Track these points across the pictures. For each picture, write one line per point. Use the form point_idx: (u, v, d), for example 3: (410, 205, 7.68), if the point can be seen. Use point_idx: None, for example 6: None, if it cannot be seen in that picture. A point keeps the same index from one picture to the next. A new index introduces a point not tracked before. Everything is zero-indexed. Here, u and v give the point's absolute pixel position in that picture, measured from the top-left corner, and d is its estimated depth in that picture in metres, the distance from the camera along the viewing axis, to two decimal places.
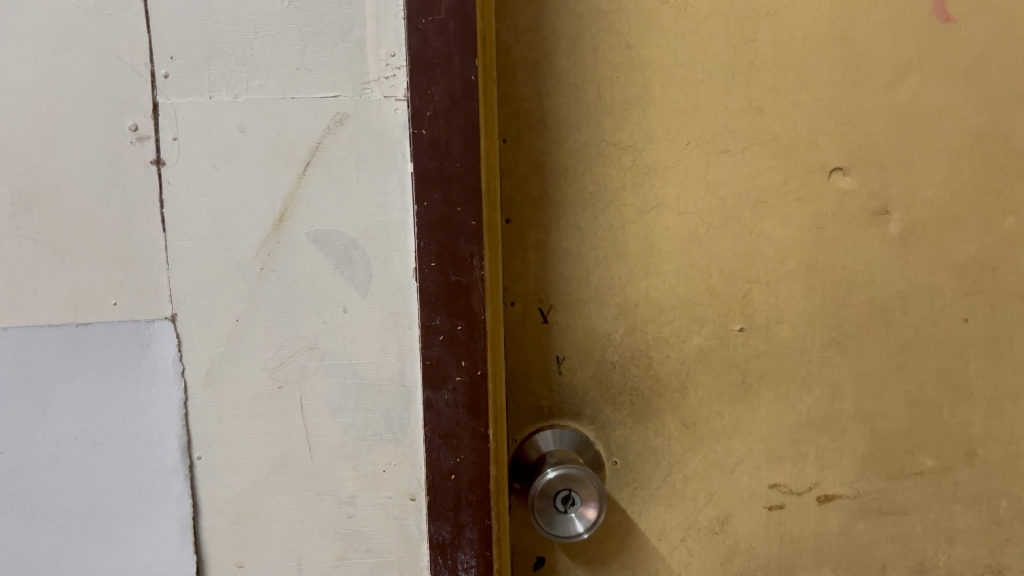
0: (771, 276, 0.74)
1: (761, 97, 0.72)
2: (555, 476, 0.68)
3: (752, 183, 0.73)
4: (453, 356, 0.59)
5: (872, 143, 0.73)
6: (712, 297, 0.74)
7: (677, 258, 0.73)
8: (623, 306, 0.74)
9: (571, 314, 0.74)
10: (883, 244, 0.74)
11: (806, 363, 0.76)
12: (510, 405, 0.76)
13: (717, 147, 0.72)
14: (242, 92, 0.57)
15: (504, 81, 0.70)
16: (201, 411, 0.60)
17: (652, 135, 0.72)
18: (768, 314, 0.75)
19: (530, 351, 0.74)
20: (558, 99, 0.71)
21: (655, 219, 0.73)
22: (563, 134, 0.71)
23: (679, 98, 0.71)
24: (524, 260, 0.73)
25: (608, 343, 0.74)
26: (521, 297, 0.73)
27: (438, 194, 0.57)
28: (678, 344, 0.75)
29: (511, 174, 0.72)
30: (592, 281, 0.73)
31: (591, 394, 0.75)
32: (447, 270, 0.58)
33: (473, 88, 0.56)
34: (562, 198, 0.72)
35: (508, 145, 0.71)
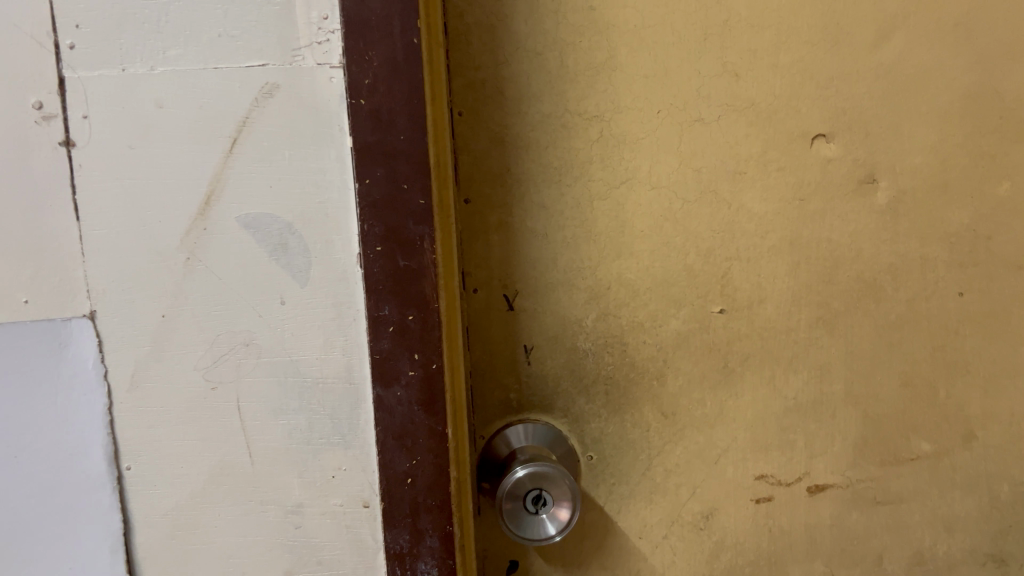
0: (752, 253, 0.69)
1: (736, 60, 0.67)
2: (524, 474, 0.63)
3: (729, 153, 0.68)
4: (406, 348, 0.54)
5: (857, 107, 0.68)
6: (690, 278, 0.69)
7: (650, 236, 0.68)
8: (594, 290, 0.68)
9: (538, 299, 0.68)
10: (871, 216, 0.69)
11: (791, 345, 0.70)
12: (474, 402, 0.70)
13: (690, 116, 0.67)
14: (158, 63, 0.51)
15: (456, 48, 0.64)
16: (128, 418, 0.55)
17: (619, 105, 0.67)
18: (750, 293, 0.70)
19: (495, 342, 0.68)
20: (517, 68, 0.65)
21: (625, 195, 0.68)
22: (523, 104, 0.66)
23: (648, 64, 0.66)
24: (486, 243, 0.67)
25: (579, 330, 0.69)
26: (484, 283, 0.67)
27: (381, 170, 0.52)
28: (655, 329, 0.69)
29: (468, 150, 0.66)
30: (559, 263, 0.68)
31: (563, 385, 0.69)
32: (395, 255, 0.53)
33: (417, 52, 0.51)
34: (524, 175, 0.66)
35: (464, 118, 0.65)
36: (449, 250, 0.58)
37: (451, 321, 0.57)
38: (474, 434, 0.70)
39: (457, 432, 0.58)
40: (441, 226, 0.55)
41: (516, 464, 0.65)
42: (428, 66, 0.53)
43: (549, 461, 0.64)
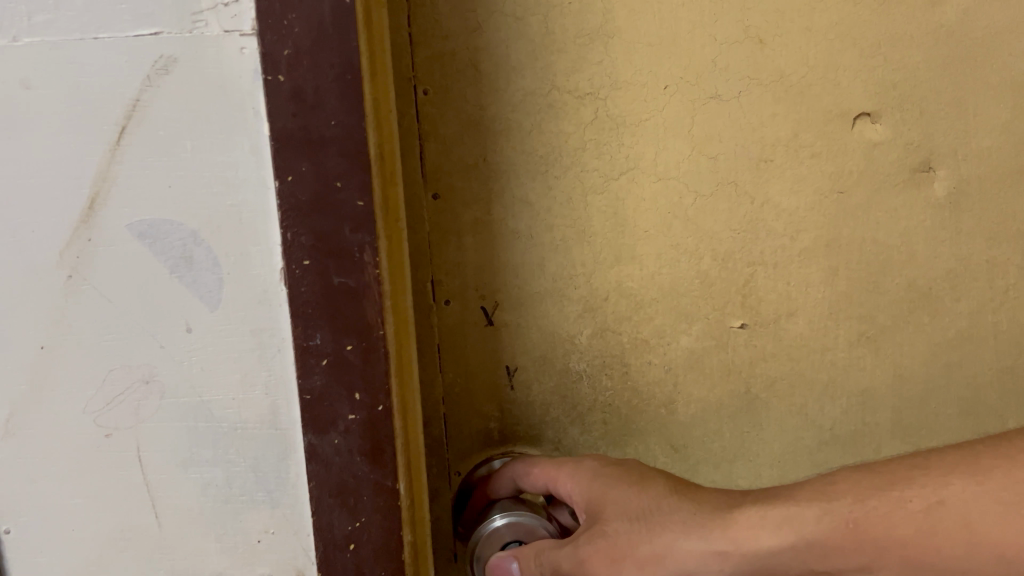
0: (780, 258, 0.57)
1: (759, 23, 0.55)
2: (502, 525, 0.54)
3: (752, 136, 0.56)
4: (345, 386, 0.43)
5: (910, 78, 0.56)
6: (704, 287, 0.58)
7: (655, 237, 0.57)
8: (589, 301, 0.57)
9: (522, 312, 0.57)
10: (927, 210, 0.57)
11: (829, 365, 0.59)
12: (449, 433, 0.59)
13: (705, 92, 0.56)
14: (22, 31, 0.40)
15: (420, 13, 0.53)
16: (6, 471, 0.45)
17: (618, 79, 0.55)
18: (777, 305, 0.58)
19: (471, 362, 0.58)
20: (494, 36, 0.54)
21: (625, 188, 0.56)
22: (501, 80, 0.54)
23: (651, 30, 0.55)
24: (458, 247, 0.56)
25: (572, 347, 0.58)
26: (457, 292, 0.57)
27: (308, 164, 0.40)
28: (663, 347, 0.58)
29: (436, 135, 0.55)
30: (547, 270, 0.57)
31: (552, 413, 0.59)
32: (327, 269, 0.41)
33: (348, 11, 0.39)
34: (504, 166, 0.55)
35: (432, 97, 0.54)
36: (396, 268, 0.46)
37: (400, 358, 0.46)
38: (450, 471, 0.60)
39: (410, 483, 0.47)
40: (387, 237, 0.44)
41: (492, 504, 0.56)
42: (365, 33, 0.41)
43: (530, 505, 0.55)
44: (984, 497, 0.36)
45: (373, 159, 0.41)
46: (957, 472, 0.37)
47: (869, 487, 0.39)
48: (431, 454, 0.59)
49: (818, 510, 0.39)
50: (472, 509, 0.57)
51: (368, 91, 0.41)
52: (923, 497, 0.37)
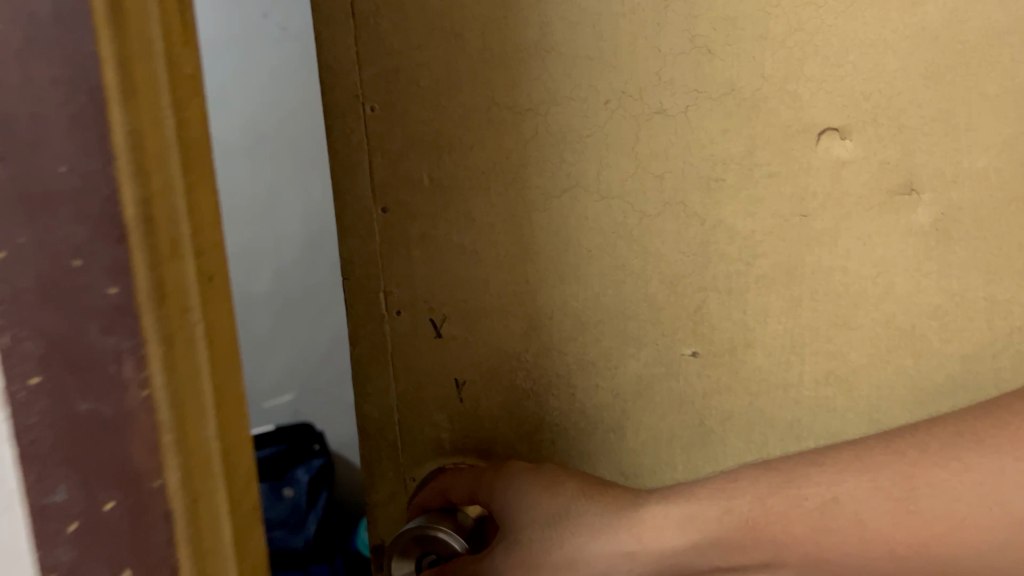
0: (735, 284, 0.51)
1: (708, 31, 0.47)
2: (415, 527, 0.52)
3: (701, 155, 0.49)
4: (106, 564, 0.27)
5: (884, 87, 0.46)
6: (652, 312, 0.53)
7: (598, 259, 0.52)
8: (533, 320, 0.55)
9: (471, 327, 0.56)
10: (905, 240, 0.48)
11: (779, 408, 0.53)
12: (403, 435, 0.59)
13: (647, 107, 0.48)
14: None
15: (362, 31, 0.51)
16: None
17: (557, 95, 0.50)
18: (733, 335, 0.52)
19: (422, 372, 0.58)
20: (432, 53, 0.50)
21: (566, 208, 0.52)
22: (440, 96, 0.51)
23: (587, 40, 0.48)
24: (405, 258, 0.55)
25: (518, 365, 0.56)
26: (406, 304, 0.56)
27: (29, 232, 0.25)
28: (609, 371, 0.55)
29: (383, 151, 0.53)
30: (492, 288, 0.54)
31: (501, 429, 0.58)
32: (67, 391, 0.26)
33: (81, 12, 0.25)
34: (445, 181, 0.53)
35: (378, 115, 0.52)
36: (240, 356, 0.34)
37: (232, 455, 0.33)
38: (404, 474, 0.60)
39: None
40: (207, 320, 0.31)
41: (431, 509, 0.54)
42: (119, 28, 0.26)
43: (457, 521, 0.52)
44: (870, 497, 0.42)
45: (179, 232, 0.29)
46: (848, 472, 0.44)
47: (773, 485, 0.45)
48: (388, 458, 0.60)
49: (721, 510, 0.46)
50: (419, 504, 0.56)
51: (122, 126, 0.26)
52: (818, 495, 0.44)
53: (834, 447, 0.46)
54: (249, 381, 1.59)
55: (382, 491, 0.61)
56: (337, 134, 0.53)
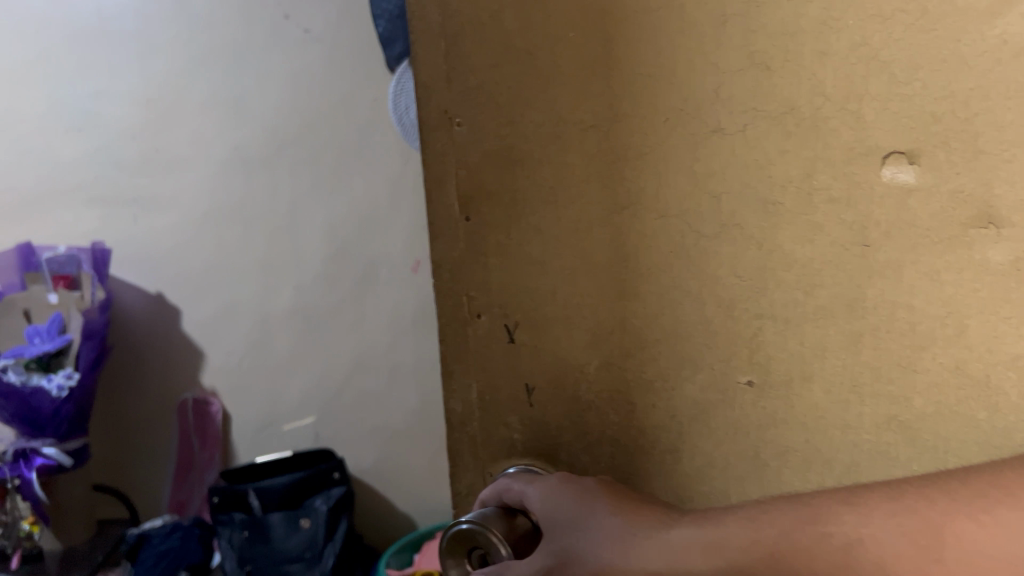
0: (789, 311, 0.46)
1: (767, 47, 0.45)
2: (470, 525, 0.53)
3: (759, 175, 0.46)
4: None
5: (958, 108, 0.40)
6: (709, 335, 0.50)
7: (658, 276, 0.51)
8: (595, 332, 0.56)
9: (537, 336, 0.59)
10: (983, 276, 0.40)
11: (830, 452, 0.46)
12: (474, 436, 0.65)
13: (706, 125, 0.47)
14: None
15: (450, 53, 0.59)
16: None
17: (618, 112, 0.51)
18: (791, 367, 0.47)
19: (499, 373, 0.62)
20: (509, 71, 0.56)
21: (628, 224, 0.52)
22: (514, 113, 0.56)
23: (653, 60, 0.49)
24: (485, 266, 0.61)
25: (580, 376, 0.57)
26: (486, 310, 0.61)
27: None
28: (665, 392, 0.53)
29: (465, 163, 0.60)
30: (558, 297, 0.57)
31: (566, 435, 0.59)
32: None
33: None
34: (519, 197, 0.57)
35: (463, 131, 0.60)
36: None
37: None
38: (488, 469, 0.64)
39: None
40: None
41: (491, 507, 0.55)
42: None
43: (513, 527, 0.53)
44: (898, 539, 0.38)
45: None
46: (879, 509, 0.39)
47: (798, 519, 0.41)
48: (467, 453, 0.66)
49: (749, 539, 0.42)
50: (484, 499, 0.56)
51: None
52: (845, 533, 0.40)
53: (870, 486, 0.41)
54: (278, 381, 1.70)
55: (465, 482, 0.67)
56: (433, 147, 0.62)
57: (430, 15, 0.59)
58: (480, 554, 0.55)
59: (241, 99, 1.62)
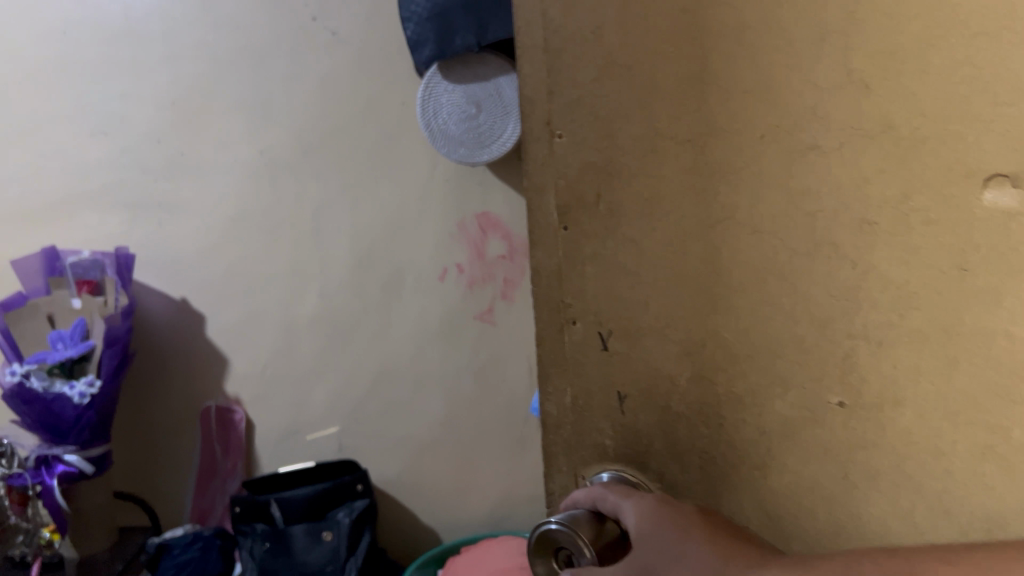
0: (883, 334, 0.44)
1: (866, 66, 0.43)
2: (558, 527, 0.53)
3: (856, 194, 0.44)
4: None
5: None
6: (801, 355, 0.48)
7: (752, 291, 0.49)
8: (687, 344, 0.53)
9: (630, 346, 0.56)
10: None
11: (917, 482, 0.44)
12: (569, 439, 0.61)
13: (802, 143, 0.46)
14: None
15: (552, 67, 0.56)
16: None
17: (713, 126, 0.49)
18: (882, 391, 0.45)
19: (592, 381, 0.59)
20: (611, 87, 0.53)
21: (722, 238, 0.50)
22: (612, 126, 0.54)
23: (750, 77, 0.48)
24: (580, 274, 0.57)
25: (671, 388, 0.55)
26: (582, 316, 0.58)
27: None
28: (755, 410, 0.51)
29: (563, 174, 0.57)
30: (651, 308, 0.55)
31: (657, 445, 0.56)
32: None
33: None
34: (617, 207, 0.55)
35: (562, 142, 0.56)
36: None
37: None
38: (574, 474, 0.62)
39: None
40: None
41: (582, 509, 0.55)
42: None
43: (600, 535, 0.53)
44: None
45: None
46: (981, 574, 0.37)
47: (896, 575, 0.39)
48: (562, 456, 0.62)
49: None
50: (575, 498, 0.56)
51: None
52: None
53: (966, 546, 0.40)
54: (305, 387, 1.68)
55: (558, 483, 0.65)
56: (535, 154, 0.58)
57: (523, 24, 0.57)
58: (566, 552, 0.55)
59: (270, 100, 1.61)
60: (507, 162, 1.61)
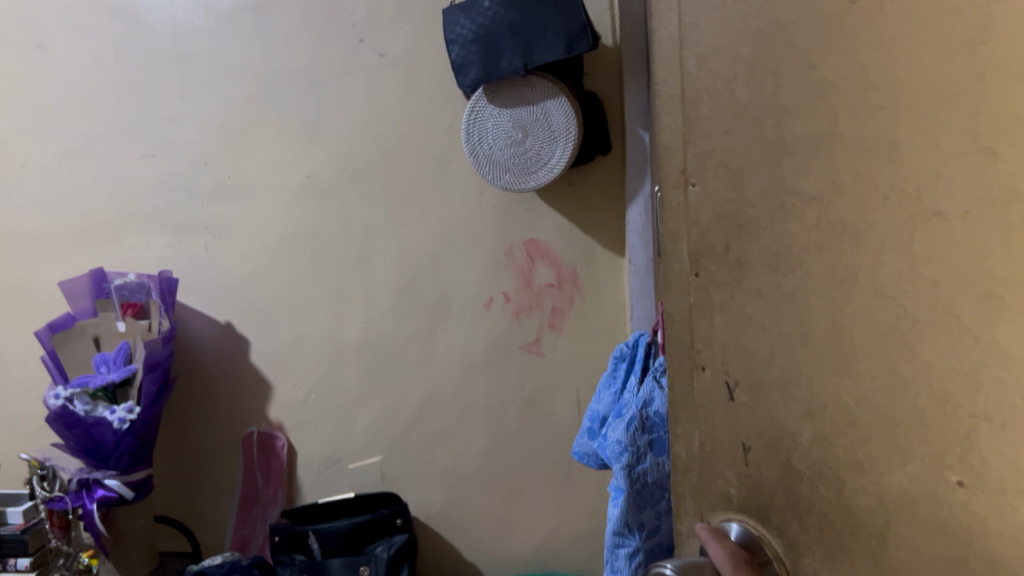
0: (1009, 413, 0.40)
1: (992, 133, 0.41)
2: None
3: (981, 262, 0.41)
4: None
5: None
6: (920, 426, 0.43)
7: (875, 358, 0.45)
8: (811, 406, 0.47)
9: (759, 397, 0.50)
10: None
11: None
12: (695, 483, 0.54)
13: (923, 209, 0.43)
14: None
15: (689, 116, 0.53)
16: None
17: (837, 186, 0.46)
18: (1009, 477, 0.40)
19: (719, 430, 0.53)
20: (738, 134, 0.50)
21: (845, 300, 0.46)
22: (744, 177, 0.50)
23: (872, 138, 0.45)
24: (709, 322, 0.52)
25: (793, 443, 0.48)
26: (711, 363, 0.53)
27: None
28: (874, 477, 0.45)
29: (696, 223, 0.52)
30: (776, 361, 0.49)
31: (776, 501, 0.50)
32: None
33: None
34: (745, 258, 0.50)
35: (697, 191, 0.52)
36: None
37: None
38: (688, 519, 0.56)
39: None
40: None
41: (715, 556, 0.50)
42: None
43: None
44: None
45: None
46: None
47: None
48: (688, 498, 0.56)
49: None
50: (715, 544, 0.51)
51: None
52: None
53: None
54: (349, 416, 1.66)
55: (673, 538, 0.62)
56: (669, 199, 0.54)
57: (663, 79, 0.54)
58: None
59: (314, 123, 1.60)
60: (557, 188, 1.57)
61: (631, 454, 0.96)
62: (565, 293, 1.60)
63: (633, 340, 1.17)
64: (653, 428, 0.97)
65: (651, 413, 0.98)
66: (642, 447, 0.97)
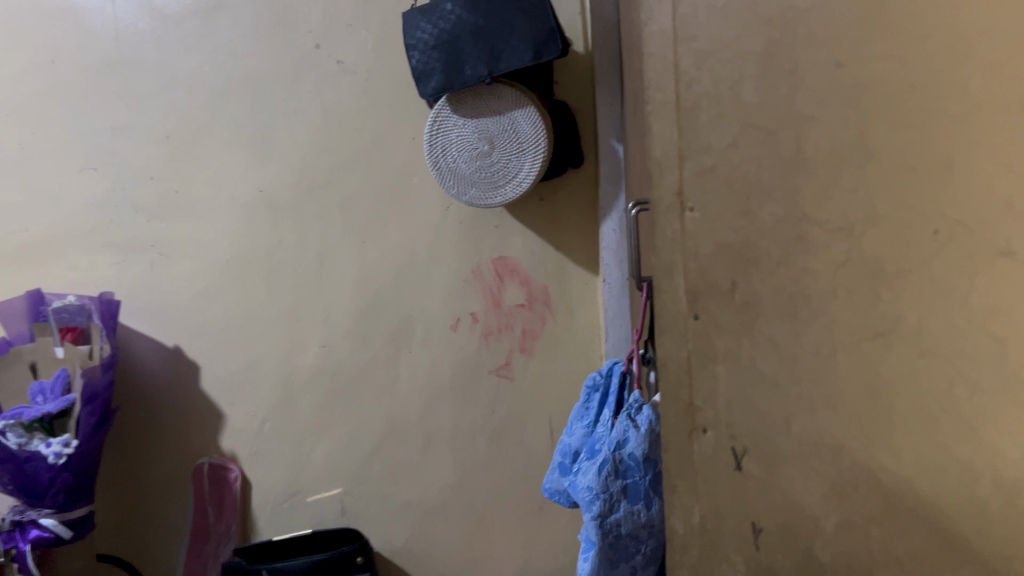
0: None
1: None
2: None
3: None
4: None
5: None
6: None
7: None
8: (837, 484, 0.48)
9: (770, 473, 0.50)
10: None
11: None
12: (696, 563, 0.52)
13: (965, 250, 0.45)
14: None
15: (685, 123, 0.51)
16: None
17: (871, 221, 0.47)
18: None
19: (721, 501, 0.51)
20: (748, 153, 0.49)
21: (881, 353, 0.47)
22: (752, 202, 0.49)
23: (905, 177, 0.46)
24: (712, 374, 0.51)
25: (815, 533, 0.49)
26: (714, 425, 0.51)
27: None
28: None
29: (694, 255, 0.51)
30: (792, 430, 0.49)
31: None
32: None
33: None
34: (753, 299, 0.50)
35: (696, 218, 0.51)
36: None
37: None
38: None
39: None
40: None
41: None
42: None
43: None
44: None
45: None
46: None
47: None
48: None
49: None
50: None
51: None
52: None
53: None
54: (305, 443, 1.55)
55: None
56: (659, 228, 0.52)
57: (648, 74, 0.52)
58: None
59: (266, 132, 1.50)
60: (525, 203, 1.49)
61: (603, 502, 0.87)
62: (536, 314, 1.51)
63: (606, 368, 1.08)
64: (627, 473, 0.89)
65: (624, 456, 0.89)
66: (615, 495, 0.88)
